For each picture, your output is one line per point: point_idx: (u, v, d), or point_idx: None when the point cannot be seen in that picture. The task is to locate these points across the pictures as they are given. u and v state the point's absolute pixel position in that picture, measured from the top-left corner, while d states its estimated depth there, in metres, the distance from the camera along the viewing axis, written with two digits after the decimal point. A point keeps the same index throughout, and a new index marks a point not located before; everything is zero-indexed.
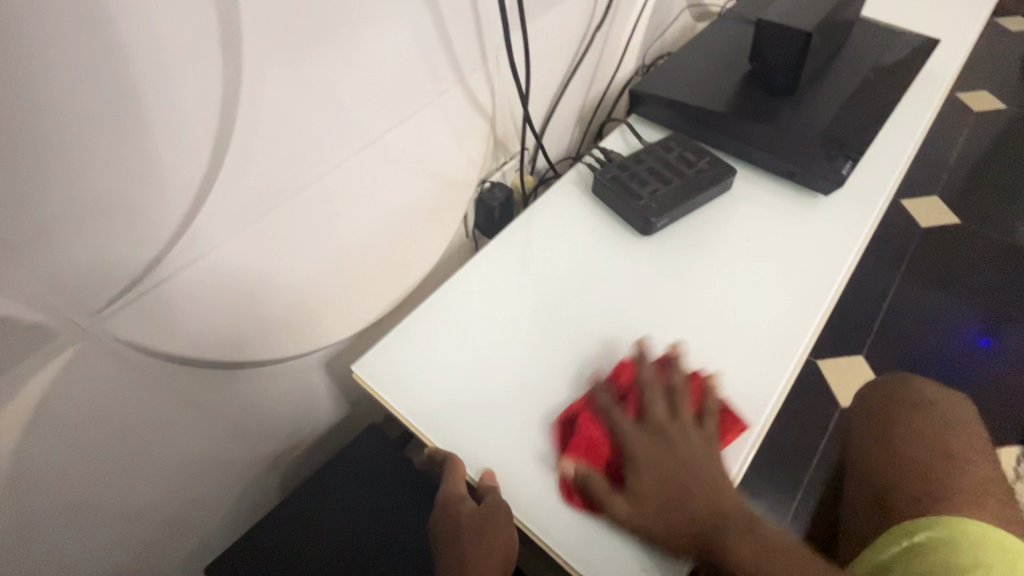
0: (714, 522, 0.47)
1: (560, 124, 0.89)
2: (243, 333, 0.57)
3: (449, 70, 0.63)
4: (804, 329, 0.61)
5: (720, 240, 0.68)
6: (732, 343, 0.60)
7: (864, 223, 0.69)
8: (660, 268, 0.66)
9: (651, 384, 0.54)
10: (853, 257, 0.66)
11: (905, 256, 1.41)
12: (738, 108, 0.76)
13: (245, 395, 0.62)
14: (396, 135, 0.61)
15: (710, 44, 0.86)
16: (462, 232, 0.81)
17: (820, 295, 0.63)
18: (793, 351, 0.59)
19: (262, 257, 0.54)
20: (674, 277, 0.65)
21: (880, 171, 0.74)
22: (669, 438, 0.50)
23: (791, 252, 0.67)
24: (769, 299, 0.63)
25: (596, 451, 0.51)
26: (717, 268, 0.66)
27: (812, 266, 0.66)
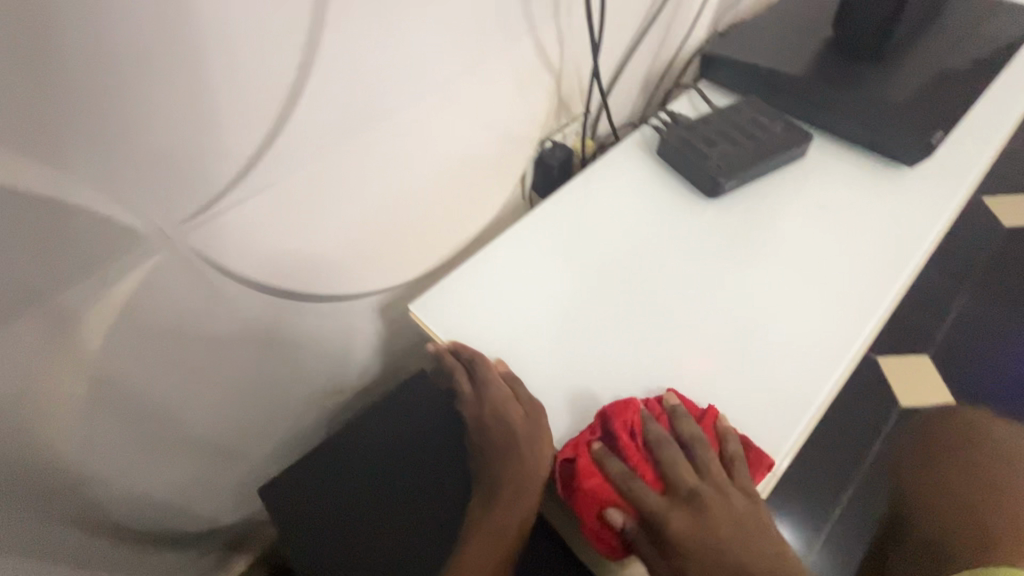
0: (752, 564, 0.42)
1: (625, 89, 0.87)
2: (307, 264, 0.59)
3: (522, 18, 0.63)
4: (875, 304, 0.58)
5: (788, 209, 0.65)
6: (796, 313, 0.58)
7: (949, 200, 0.64)
8: (723, 232, 0.64)
9: (665, 443, 0.47)
10: (935, 235, 0.62)
11: (983, 258, 1.31)
12: (818, 72, 0.72)
13: (305, 327, 0.64)
14: (465, 81, 0.61)
15: (791, 9, 0.82)
16: (519, 192, 0.81)
17: (896, 271, 0.60)
18: (861, 327, 0.56)
19: (332, 190, 0.56)
20: (739, 241, 0.63)
21: (971, 147, 0.69)
22: (701, 506, 0.44)
23: (864, 226, 0.63)
24: (840, 271, 0.60)
25: (597, 482, 0.45)
26: (784, 237, 0.63)
27: (888, 241, 0.62)
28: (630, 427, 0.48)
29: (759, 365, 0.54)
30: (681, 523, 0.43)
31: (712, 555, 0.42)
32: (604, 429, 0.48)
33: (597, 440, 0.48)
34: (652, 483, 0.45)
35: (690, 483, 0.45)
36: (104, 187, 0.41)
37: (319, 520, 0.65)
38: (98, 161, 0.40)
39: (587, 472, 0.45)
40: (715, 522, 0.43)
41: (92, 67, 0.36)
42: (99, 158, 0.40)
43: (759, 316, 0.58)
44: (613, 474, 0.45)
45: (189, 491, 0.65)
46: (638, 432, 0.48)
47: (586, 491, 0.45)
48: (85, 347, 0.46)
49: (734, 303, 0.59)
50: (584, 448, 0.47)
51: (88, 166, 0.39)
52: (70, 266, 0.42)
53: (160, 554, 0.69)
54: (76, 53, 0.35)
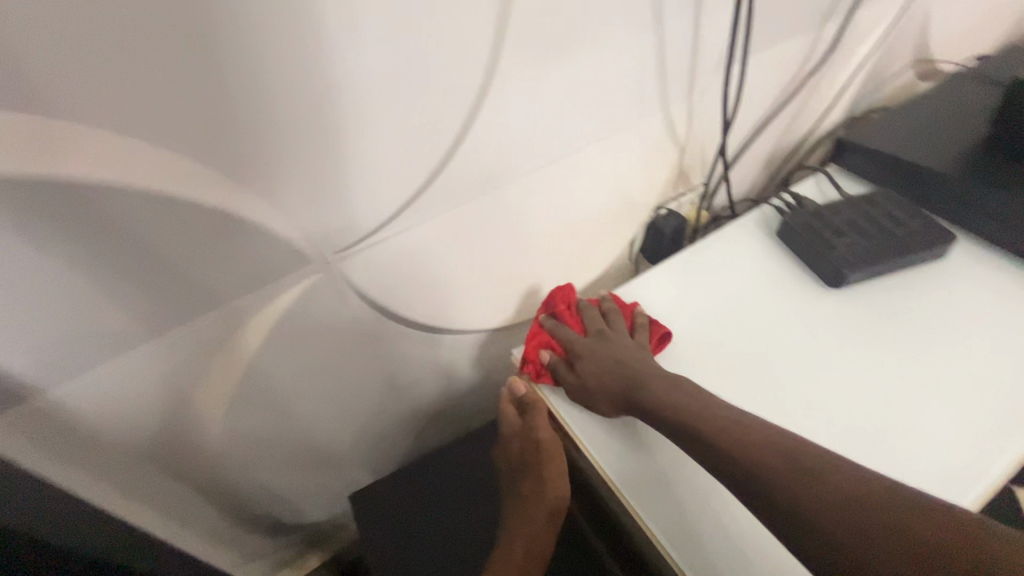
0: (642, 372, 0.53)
1: (746, 165, 0.87)
2: (429, 298, 0.65)
3: (658, 96, 0.66)
4: (1016, 434, 0.52)
5: (918, 311, 0.62)
6: (919, 427, 0.54)
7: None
8: (842, 325, 0.62)
9: (592, 314, 0.62)
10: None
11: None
12: (969, 171, 0.68)
13: (415, 354, 0.70)
14: (595, 150, 0.66)
15: (942, 100, 0.79)
16: (627, 253, 0.83)
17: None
18: (997, 457, 0.51)
19: (461, 236, 0.62)
20: (861, 339, 0.60)
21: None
22: (608, 337, 0.58)
23: (1009, 345, 0.59)
24: (974, 389, 0.56)
25: (542, 339, 0.61)
26: (910, 340, 0.60)
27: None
28: (567, 299, 0.64)
29: None
30: (594, 356, 0.57)
31: (617, 374, 0.54)
32: (545, 316, 0.63)
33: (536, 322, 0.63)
34: (578, 340, 0.59)
35: (601, 332, 0.59)
36: (290, 218, 0.49)
37: (389, 543, 0.70)
38: (291, 198, 0.48)
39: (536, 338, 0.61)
40: (617, 353, 0.56)
41: (305, 126, 0.45)
42: (292, 195, 0.48)
43: (877, 423, 0.54)
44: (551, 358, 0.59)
45: (291, 486, 0.71)
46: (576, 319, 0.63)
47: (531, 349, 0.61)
48: (245, 345, 0.55)
49: (848, 404, 0.56)
50: (535, 323, 0.63)
51: (283, 201, 0.48)
52: (252, 278, 0.51)
53: (258, 538, 0.76)
54: (296, 116, 0.44)
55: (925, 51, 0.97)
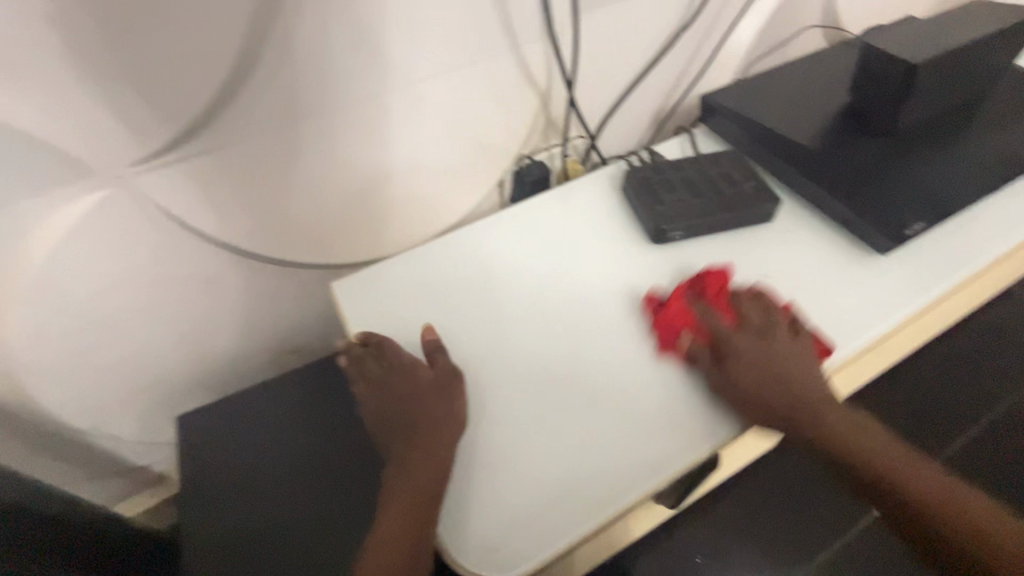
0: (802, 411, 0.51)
1: (630, 122, 0.86)
2: (255, 224, 0.64)
3: (503, 32, 0.64)
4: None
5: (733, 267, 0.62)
6: (696, 372, 0.55)
7: (920, 294, 0.58)
8: (656, 278, 0.62)
9: (745, 310, 0.55)
10: (887, 329, 0.57)
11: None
12: (812, 138, 0.68)
13: (253, 284, 0.70)
14: (433, 84, 0.64)
15: (816, 66, 0.77)
16: (496, 202, 0.82)
17: (827, 354, 0.55)
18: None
19: (282, 162, 0.61)
20: (666, 293, 0.61)
21: (969, 245, 0.63)
22: (770, 338, 0.53)
23: (811, 301, 0.59)
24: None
25: (684, 318, 0.56)
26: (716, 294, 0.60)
27: (833, 322, 0.57)
28: (709, 286, 0.57)
29: (628, 422, 0.52)
30: (750, 357, 0.52)
31: (778, 385, 0.51)
32: (691, 296, 0.57)
33: (680, 297, 0.57)
34: (730, 335, 0.53)
35: (730, 340, 0.53)
36: (60, 120, 0.48)
37: (198, 486, 0.63)
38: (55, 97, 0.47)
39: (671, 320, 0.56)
40: (773, 360, 0.52)
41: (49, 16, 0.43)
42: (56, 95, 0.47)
43: (658, 371, 0.55)
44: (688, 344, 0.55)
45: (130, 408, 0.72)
46: (680, 313, 0.56)
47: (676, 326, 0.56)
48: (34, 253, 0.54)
49: (638, 352, 0.57)
50: (676, 304, 0.57)
51: (45, 101, 0.47)
52: (27, 181, 0.50)
53: (113, 456, 0.75)
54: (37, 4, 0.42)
55: (831, 20, 0.95)
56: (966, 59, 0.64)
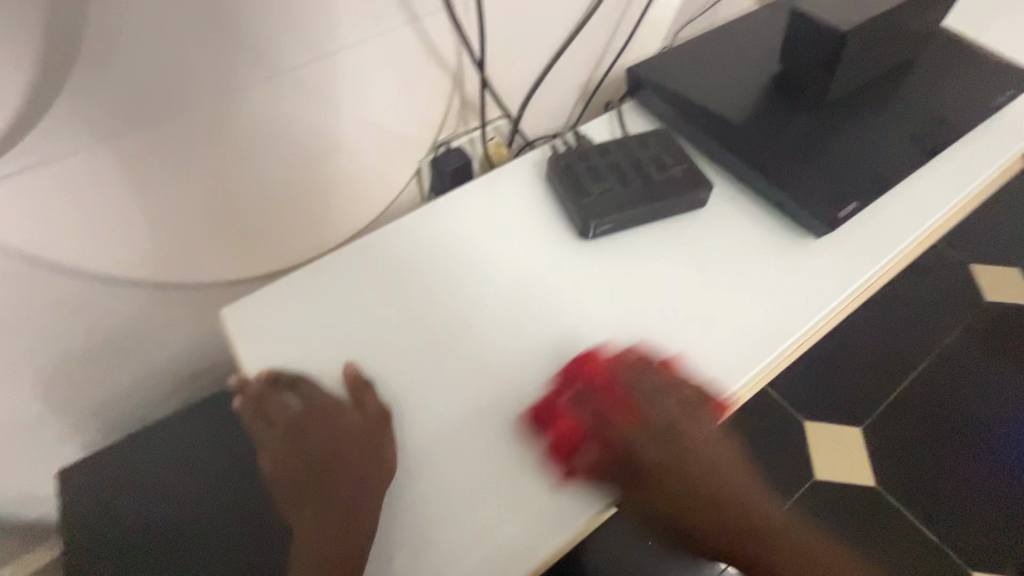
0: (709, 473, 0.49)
1: (555, 98, 0.79)
2: (119, 246, 0.54)
3: (397, 4, 0.56)
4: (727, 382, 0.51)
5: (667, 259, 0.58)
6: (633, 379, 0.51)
7: (858, 274, 0.57)
8: (588, 277, 0.57)
9: (657, 396, 0.49)
10: (826, 315, 0.55)
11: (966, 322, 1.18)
12: (743, 114, 0.64)
13: (131, 311, 0.61)
14: (319, 68, 0.55)
15: (746, 30, 0.73)
16: (415, 194, 0.75)
17: (767, 345, 0.53)
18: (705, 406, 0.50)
19: (139, 171, 0.51)
20: (598, 295, 0.56)
21: (907, 214, 0.61)
22: (693, 415, 0.49)
23: (753, 286, 0.56)
24: (699, 341, 0.53)
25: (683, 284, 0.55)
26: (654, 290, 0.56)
27: (784, 308, 0.55)
28: (597, 376, 0.50)
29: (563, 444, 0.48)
30: (687, 425, 0.48)
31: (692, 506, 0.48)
32: (570, 395, 0.49)
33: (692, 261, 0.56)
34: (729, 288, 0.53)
35: (657, 427, 0.48)
36: None
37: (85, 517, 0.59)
38: None
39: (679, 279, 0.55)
40: (686, 434, 0.48)
41: None
42: None
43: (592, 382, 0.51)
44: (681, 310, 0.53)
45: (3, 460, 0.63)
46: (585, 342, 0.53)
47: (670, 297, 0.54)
48: None
49: (570, 362, 0.52)
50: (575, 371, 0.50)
51: None
52: None
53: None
54: None
55: None
56: (893, 23, 0.61)
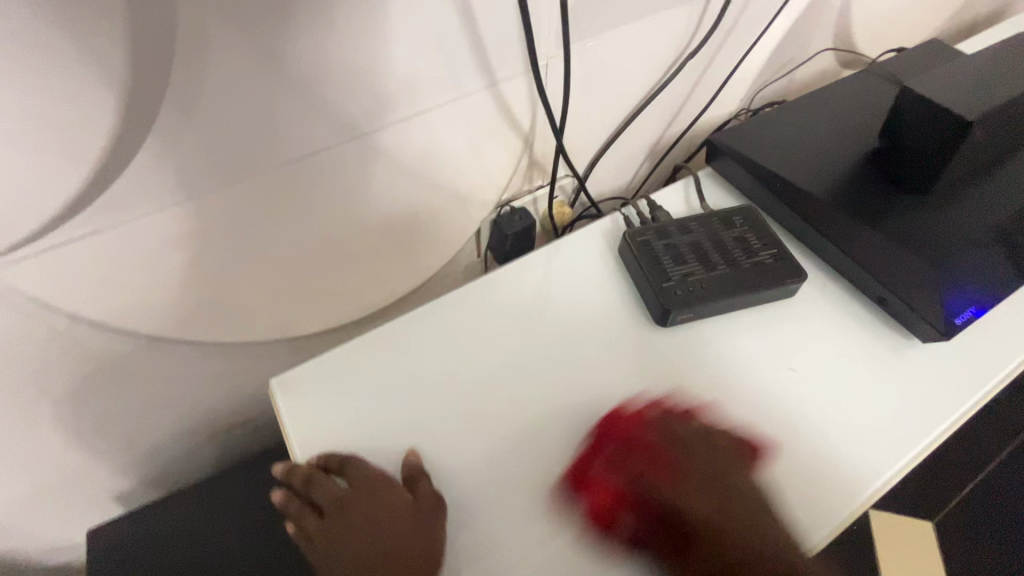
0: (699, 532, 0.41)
1: (624, 157, 0.75)
2: (174, 305, 0.53)
3: (478, 71, 0.53)
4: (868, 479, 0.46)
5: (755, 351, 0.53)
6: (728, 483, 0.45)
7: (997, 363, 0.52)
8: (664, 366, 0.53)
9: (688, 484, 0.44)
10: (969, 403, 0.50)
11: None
12: (840, 193, 0.59)
13: (178, 359, 0.59)
14: (392, 134, 0.53)
15: (837, 100, 0.68)
16: (471, 251, 0.71)
17: (880, 464, 0.46)
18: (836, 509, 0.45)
19: (202, 235, 0.49)
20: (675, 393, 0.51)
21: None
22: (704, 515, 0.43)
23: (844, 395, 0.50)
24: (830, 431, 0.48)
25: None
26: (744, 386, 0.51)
27: (883, 427, 0.48)
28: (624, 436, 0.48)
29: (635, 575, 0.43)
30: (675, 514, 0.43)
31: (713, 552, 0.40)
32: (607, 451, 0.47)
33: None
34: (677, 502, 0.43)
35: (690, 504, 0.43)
36: None
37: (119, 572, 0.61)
38: None
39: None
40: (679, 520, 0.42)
41: None
42: None
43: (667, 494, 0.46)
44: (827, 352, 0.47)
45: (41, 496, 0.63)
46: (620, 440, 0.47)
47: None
48: None
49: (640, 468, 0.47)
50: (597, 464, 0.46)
51: None
52: None
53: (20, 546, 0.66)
54: None
55: (843, 37, 0.85)
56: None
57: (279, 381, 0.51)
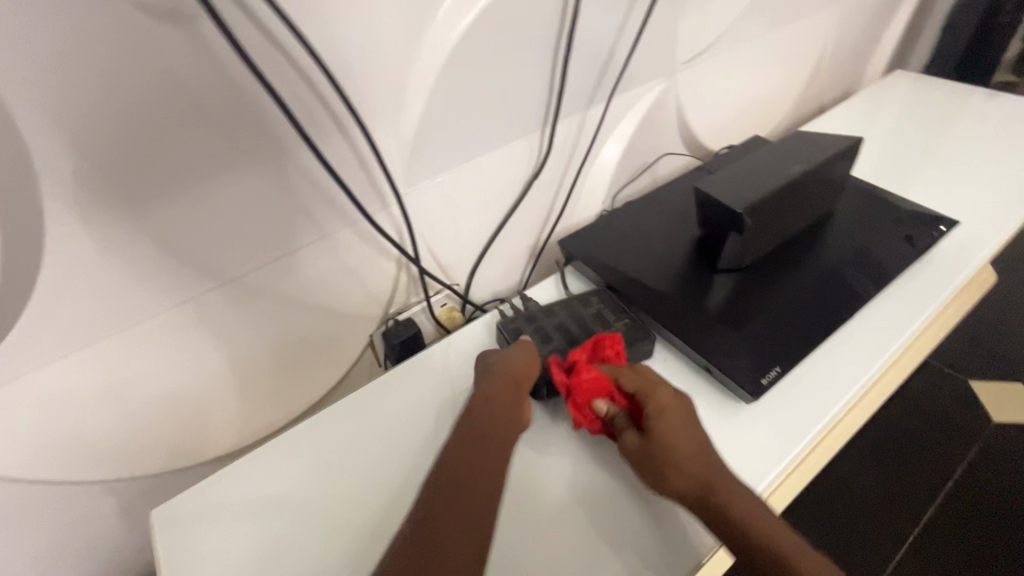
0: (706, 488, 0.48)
1: (503, 262, 0.84)
2: (66, 449, 0.58)
3: (334, 215, 0.63)
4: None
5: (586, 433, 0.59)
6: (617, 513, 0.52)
7: (839, 396, 0.58)
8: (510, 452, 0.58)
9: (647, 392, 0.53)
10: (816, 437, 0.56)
11: (970, 442, 1.11)
12: (665, 280, 0.67)
13: (80, 502, 0.63)
14: (261, 274, 0.61)
15: (670, 198, 0.79)
16: (370, 361, 0.78)
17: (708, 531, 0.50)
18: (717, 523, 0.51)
19: (87, 384, 0.56)
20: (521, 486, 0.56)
21: (867, 344, 0.62)
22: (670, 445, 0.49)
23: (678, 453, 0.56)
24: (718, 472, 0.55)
25: (602, 386, 0.53)
26: (578, 467, 0.57)
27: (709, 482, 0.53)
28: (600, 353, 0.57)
29: None
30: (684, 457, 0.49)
31: (687, 461, 0.49)
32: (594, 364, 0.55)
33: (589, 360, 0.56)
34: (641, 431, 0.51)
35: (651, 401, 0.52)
36: None
37: None
38: None
39: (590, 391, 0.52)
40: (666, 434, 0.50)
41: None
42: None
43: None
44: (606, 410, 0.53)
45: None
46: (589, 380, 0.53)
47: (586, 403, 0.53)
48: None
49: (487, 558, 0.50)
50: (585, 377, 0.53)
51: None
52: None
53: None
54: None
55: (690, 138, 0.99)
56: (795, 189, 0.65)
57: (158, 510, 0.56)
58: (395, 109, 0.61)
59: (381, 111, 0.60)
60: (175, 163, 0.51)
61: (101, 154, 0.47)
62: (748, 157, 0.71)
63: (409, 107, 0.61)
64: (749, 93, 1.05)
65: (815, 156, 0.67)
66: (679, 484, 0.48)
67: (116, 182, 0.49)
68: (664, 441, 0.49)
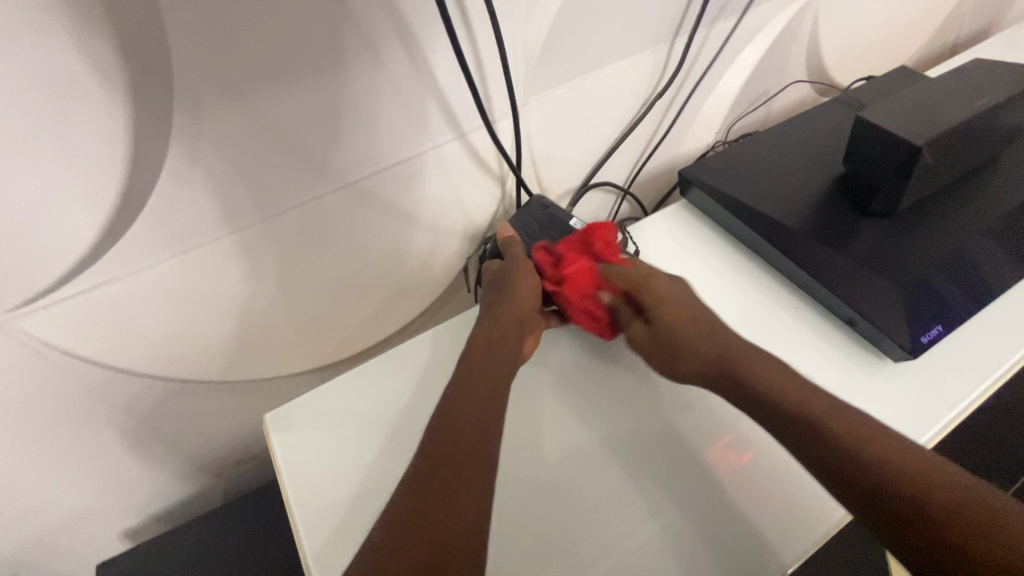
0: (726, 362, 0.50)
1: (603, 192, 0.78)
2: (176, 349, 0.58)
3: (448, 123, 0.57)
4: None
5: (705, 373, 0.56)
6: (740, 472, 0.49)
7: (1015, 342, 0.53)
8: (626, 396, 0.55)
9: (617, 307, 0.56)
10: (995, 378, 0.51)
11: None
12: (808, 222, 0.60)
13: (183, 401, 0.64)
14: (368, 184, 0.57)
15: (802, 131, 0.70)
16: (460, 284, 0.74)
17: None
18: None
19: (194, 284, 0.54)
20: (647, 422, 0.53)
21: None
22: (663, 326, 0.53)
23: None
24: None
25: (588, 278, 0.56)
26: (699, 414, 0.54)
27: None
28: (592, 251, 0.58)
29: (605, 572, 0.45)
30: (674, 323, 0.53)
31: (685, 336, 0.52)
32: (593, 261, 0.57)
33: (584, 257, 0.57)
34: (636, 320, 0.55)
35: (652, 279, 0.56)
36: None
37: None
38: None
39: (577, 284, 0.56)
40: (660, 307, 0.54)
41: None
42: None
43: (621, 536, 0.46)
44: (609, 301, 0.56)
45: (52, 536, 0.67)
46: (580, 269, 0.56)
47: (584, 293, 0.56)
48: None
49: (597, 500, 0.49)
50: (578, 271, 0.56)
51: None
52: None
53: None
54: None
55: (815, 70, 0.88)
56: (975, 129, 0.56)
57: (269, 417, 0.57)
58: (528, 2, 0.53)
59: (514, 4, 0.52)
60: (299, 49, 0.45)
61: (233, 26, 0.42)
62: (915, 86, 0.62)
63: (542, 2, 0.54)
64: (887, 20, 0.92)
65: (1000, 90, 0.58)
66: (702, 346, 0.51)
67: (243, 60, 0.44)
68: (669, 351, 0.52)
